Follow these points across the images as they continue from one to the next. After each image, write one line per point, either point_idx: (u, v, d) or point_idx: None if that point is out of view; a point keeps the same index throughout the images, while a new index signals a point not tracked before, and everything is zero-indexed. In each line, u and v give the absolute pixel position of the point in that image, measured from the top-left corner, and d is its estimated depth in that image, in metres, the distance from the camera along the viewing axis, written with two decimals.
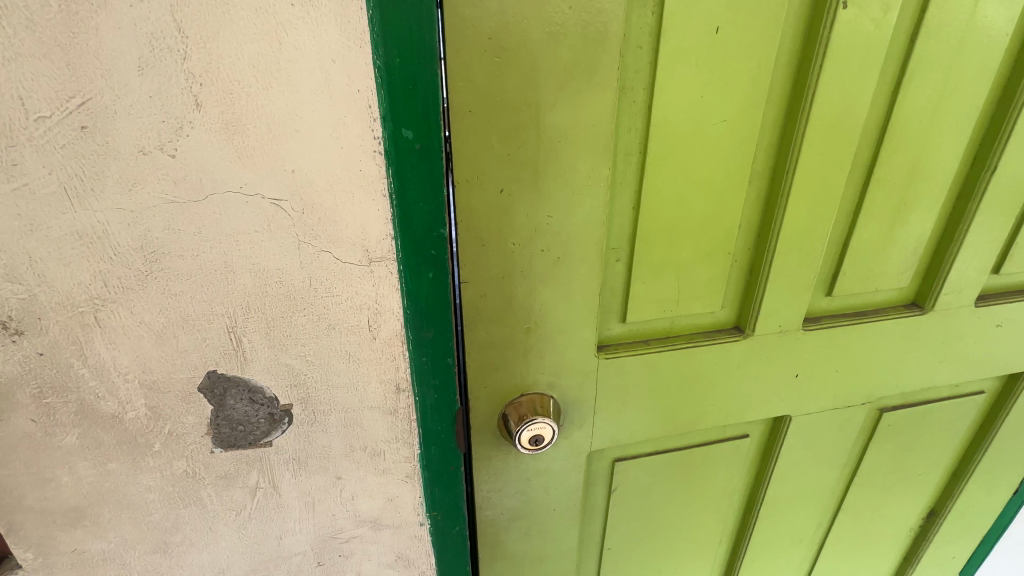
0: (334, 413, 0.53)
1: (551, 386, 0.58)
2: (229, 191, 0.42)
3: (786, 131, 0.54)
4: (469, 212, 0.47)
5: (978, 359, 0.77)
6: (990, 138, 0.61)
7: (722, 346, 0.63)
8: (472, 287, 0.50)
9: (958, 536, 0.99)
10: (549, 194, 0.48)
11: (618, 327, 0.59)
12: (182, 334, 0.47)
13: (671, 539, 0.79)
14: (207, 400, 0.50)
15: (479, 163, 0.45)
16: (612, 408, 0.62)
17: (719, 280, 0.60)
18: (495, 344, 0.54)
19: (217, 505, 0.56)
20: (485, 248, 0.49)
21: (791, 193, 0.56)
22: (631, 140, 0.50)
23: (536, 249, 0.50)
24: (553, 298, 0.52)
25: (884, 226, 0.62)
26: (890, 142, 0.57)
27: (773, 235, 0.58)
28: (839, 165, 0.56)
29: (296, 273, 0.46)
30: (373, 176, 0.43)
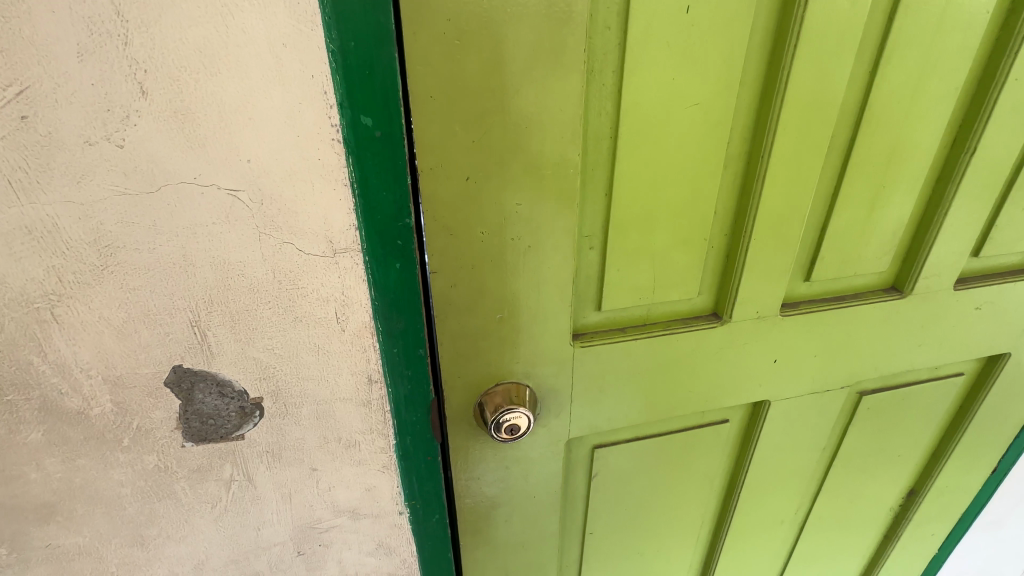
0: (305, 405, 0.53)
1: (527, 375, 0.57)
2: (182, 182, 0.41)
3: (761, 114, 0.53)
4: (434, 202, 0.46)
5: (958, 342, 0.77)
6: (971, 119, 0.60)
7: (700, 332, 0.62)
8: (441, 278, 0.49)
9: (937, 515, 1.01)
10: (517, 182, 0.47)
11: (593, 315, 0.59)
12: (144, 329, 0.46)
13: (654, 522, 0.79)
14: (174, 394, 0.49)
15: (443, 150, 0.44)
16: (589, 396, 0.62)
17: (696, 267, 0.59)
18: (467, 335, 0.53)
19: (192, 498, 0.56)
20: (453, 238, 0.47)
21: (768, 178, 0.55)
22: (601, 125, 0.49)
23: (507, 238, 0.49)
24: (526, 288, 0.52)
25: (862, 210, 0.62)
26: (868, 125, 0.56)
27: (749, 221, 0.57)
28: (816, 149, 0.55)
29: (259, 265, 0.45)
30: (332, 165, 0.42)
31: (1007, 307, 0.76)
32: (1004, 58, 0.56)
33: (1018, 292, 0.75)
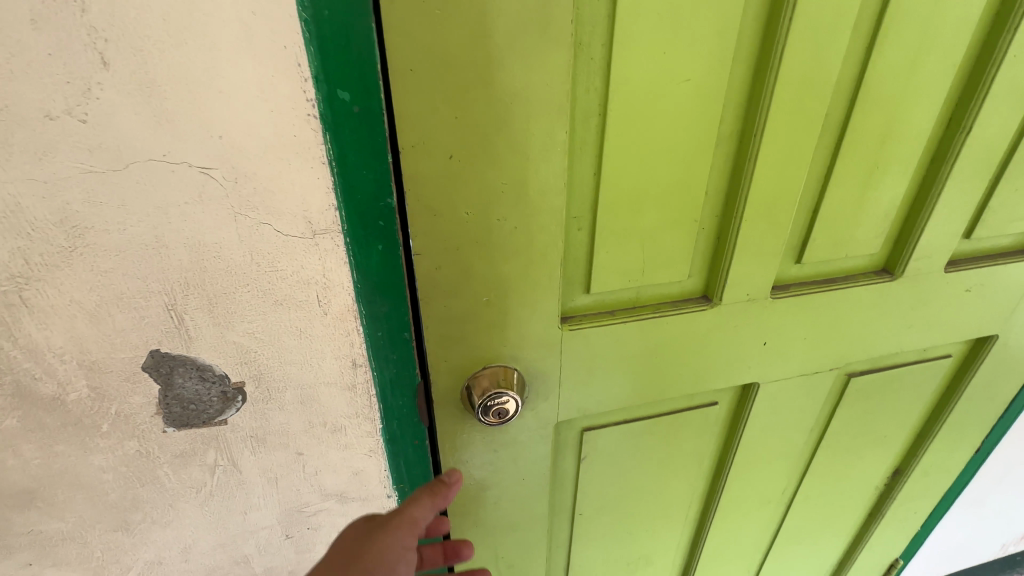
0: (289, 389, 0.52)
1: (516, 357, 0.56)
2: (151, 159, 0.39)
3: (755, 91, 0.52)
4: (416, 180, 0.43)
5: (947, 324, 0.77)
6: (968, 97, 0.59)
7: (690, 315, 0.62)
8: (427, 259, 0.46)
9: (921, 494, 1.03)
10: (504, 161, 0.44)
11: (582, 298, 0.58)
12: (118, 313, 0.44)
13: (643, 503, 0.80)
14: (153, 379, 0.48)
15: (425, 125, 0.41)
16: (578, 380, 0.61)
17: (686, 248, 0.58)
18: (454, 318, 0.50)
19: (176, 483, 0.55)
20: (437, 219, 0.45)
21: (760, 158, 0.54)
22: (589, 101, 0.47)
23: (493, 219, 0.46)
24: (514, 270, 0.49)
25: (856, 191, 0.61)
26: (862, 102, 0.55)
27: (741, 202, 0.56)
28: (810, 127, 0.54)
29: (236, 247, 0.44)
30: (310, 143, 0.41)
31: (997, 289, 0.76)
32: (1004, 34, 0.55)
33: (1007, 274, 0.75)
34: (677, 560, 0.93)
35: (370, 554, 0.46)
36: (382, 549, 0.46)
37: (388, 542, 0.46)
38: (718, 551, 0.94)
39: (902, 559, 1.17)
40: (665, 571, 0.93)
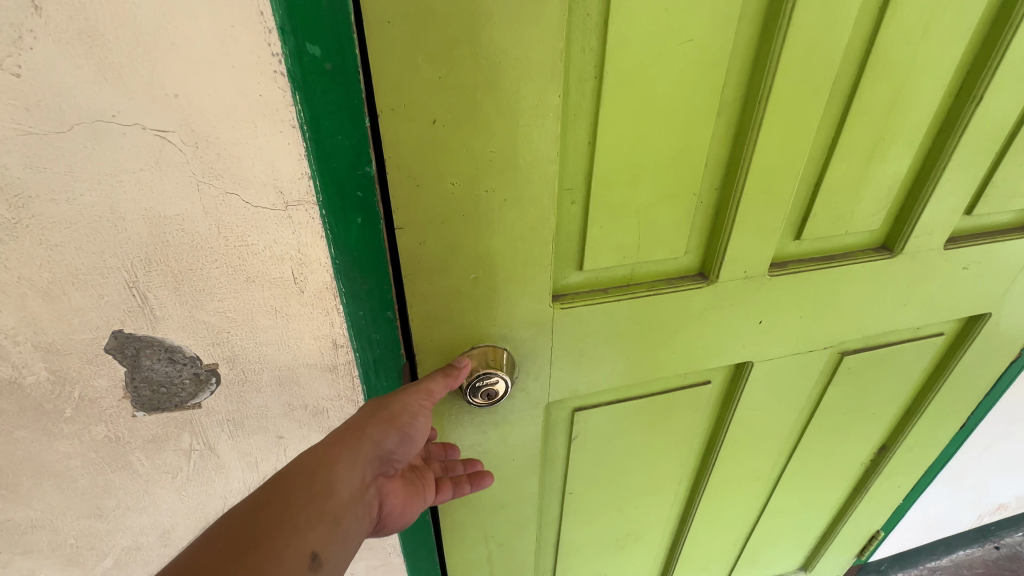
0: (266, 371, 0.49)
1: (505, 338, 0.53)
2: (99, 121, 0.35)
3: (760, 55, 0.48)
4: (396, 147, 0.39)
5: (942, 302, 0.76)
6: (980, 65, 0.56)
7: (685, 293, 0.60)
8: (409, 234, 0.43)
9: (905, 468, 1.04)
10: (492, 126, 0.41)
11: (575, 276, 0.55)
12: (74, 291, 0.41)
13: (633, 481, 0.80)
14: (118, 361, 0.45)
15: (405, 86, 0.37)
16: (569, 360, 0.59)
17: (683, 223, 0.56)
18: (439, 297, 0.48)
19: (150, 468, 0.53)
20: (420, 190, 0.42)
21: (763, 128, 0.51)
22: (584, 63, 0.44)
23: (480, 190, 0.43)
24: (504, 247, 0.47)
25: (860, 164, 0.58)
26: (872, 69, 0.52)
27: (742, 174, 0.53)
28: (816, 95, 0.51)
29: (200, 219, 0.40)
30: (277, 104, 0.37)
31: (994, 266, 0.75)
32: None
33: (1005, 252, 0.73)
34: (666, 535, 0.94)
35: (395, 411, 0.45)
36: (405, 409, 0.45)
37: (407, 405, 0.46)
38: (706, 527, 0.95)
39: (882, 531, 1.20)
40: (654, 547, 0.94)
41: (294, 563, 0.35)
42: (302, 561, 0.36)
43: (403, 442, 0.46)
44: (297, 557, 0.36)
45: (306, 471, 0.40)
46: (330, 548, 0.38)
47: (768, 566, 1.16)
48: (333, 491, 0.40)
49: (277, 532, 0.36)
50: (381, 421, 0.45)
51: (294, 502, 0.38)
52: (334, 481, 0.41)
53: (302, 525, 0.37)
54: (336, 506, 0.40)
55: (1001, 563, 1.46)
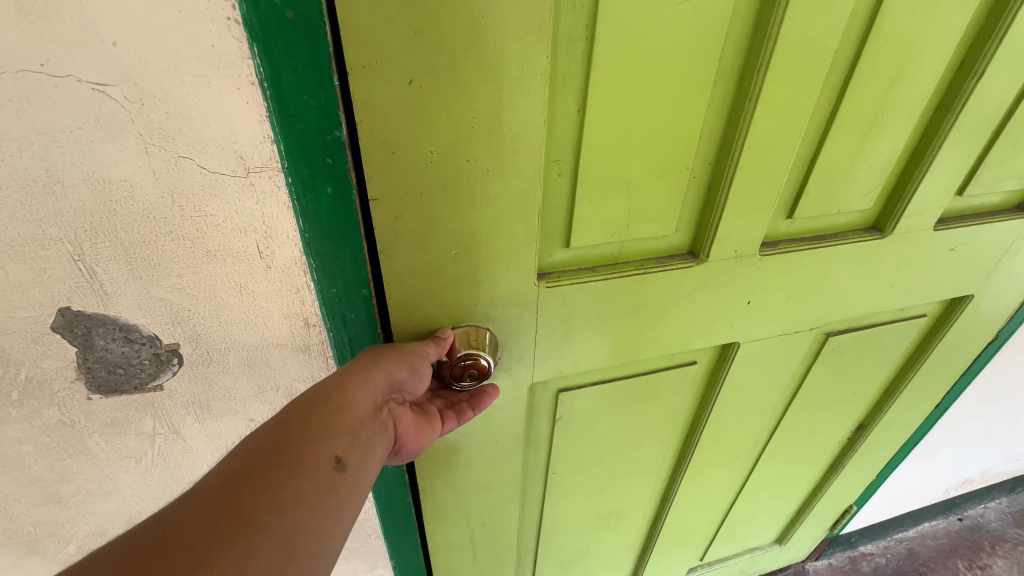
0: (232, 351, 0.46)
1: (487, 318, 0.51)
2: (26, 72, 0.31)
3: (762, 19, 0.45)
4: (368, 109, 0.36)
5: (928, 283, 0.76)
6: (984, 37, 0.54)
7: (675, 272, 0.58)
8: (383, 206, 0.40)
9: (881, 446, 1.07)
10: (475, 88, 0.37)
11: (561, 254, 0.53)
12: (11, 264, 0.37)
13: (617, 461, 0.79)
14: (68, 340, 0.42)
15: (378, 39, 0.34)
16: (554, 340, 0.57)
17: (675, 199, 0.53)
18: (417, 273, 0.45)
19: (110, 453, 0.50)
20: (395, 157, 0.38)
21: (762, 98, 0.48)
22: (575, 22, 0.40)
23: (462, 158, 0.40)
24: (486, 221, 0.44)
25: (856, 140, 0.57)
26: (875, 39, 0.50)
27: (737, 148, 0.51)
28: (818, 65, 0.48)
29: (151, 186, 0.36)
30: (233, 57, 0.33)
31: (980, 248, 0.74)
32: None
33: (992, 233, 0.73)
34: (648, 513, 0.95)
35: (402, 348, 0.45)
36: (413, 349, 0.45)
37: (416, 345, 0.45)
38: (686, 504, 0.96)
39: (855, 505, 1.24)
40: (636, 524, 0.95)
41: (320, 468, 0.34)
42: (328, 466, 0.35)
43: (411, 373, 0.44)
44: (322, 462, 0.35)
45: (319, 393, 0.38)
46: (353, 457, 0.37)
47: (745, 539, 1.19)
48: (352, 409, 0.38)
49: (301, 441, 0.35)
50: (388, 356, 0.43)
51: (317, 414, 0.37)
52: (351, 399, 0.39)
53: (323, 436, 0.36)
54: (354, 423, 0.38)
55: (963, 534, 1.53)
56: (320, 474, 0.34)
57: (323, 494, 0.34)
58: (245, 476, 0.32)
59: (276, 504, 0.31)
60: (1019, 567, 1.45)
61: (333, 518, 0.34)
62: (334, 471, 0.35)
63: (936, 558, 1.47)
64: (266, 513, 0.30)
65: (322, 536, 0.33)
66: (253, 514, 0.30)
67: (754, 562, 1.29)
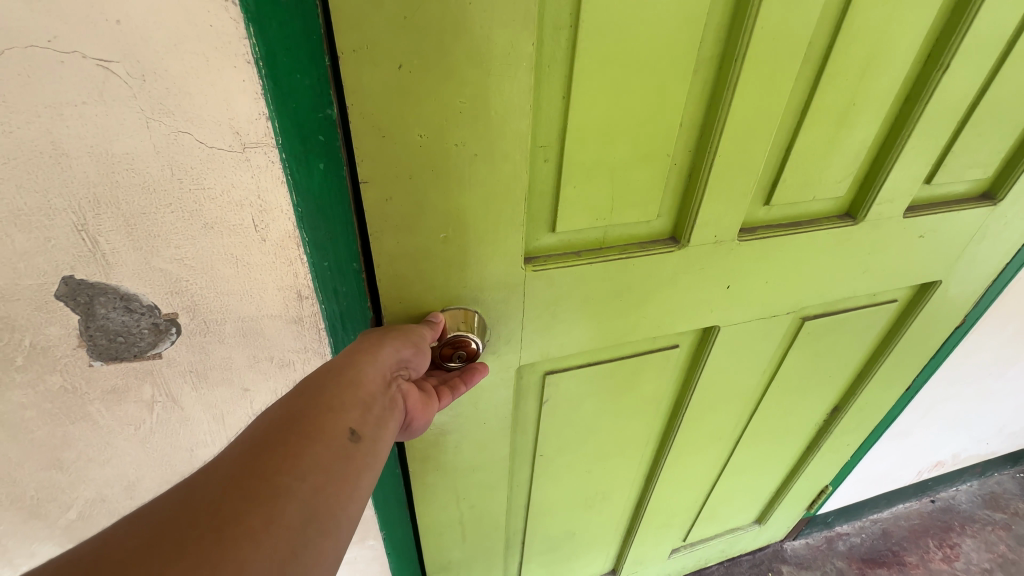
0: (228, 321, 0.49)
1: (475, 301, 0.53)
2: (34, 46, 0.33)
3: (740, 9, 0.48)
4: (359, 93, 0.38)
5: (898, 269, 0.79)
6: (950, 31, 0.57)
7: (657, 256, 0.61)
8: (374, 189, 0.42)
9: (855, 427, 1.11)
10: (463, 74, 0.39)
11: (546, 238, 0.55)
12: (17, 233, 0.39)
13: (602, 441, 0.82)
14: (71, 308, 0.44)
15: (368, 24, 0.36)
16: (540, 322, 0.60)
17: (656, 185, 0.56)
18: (407, 255, 0.47)
19: (111, 420, 0.52)
20: (385, 141, 0.40)
21: (739, 87, 0.51)
22: (560, 10, 0.42)
23: (450, 143, 0.42)
24: (474, 204, 0.46)
25: (829, 130, 0.59)
26: (848, 30, 0.52)
27: (715, 136, 0.54)
28: (792, 55, 0.51)
29: (152, 159, 0.38)
30: (230, 36, 0.35)
31: (947, 235, 0.78)
32: None
33: (959, 220, 0.77)
34: (632, 493, 0.98)
35: (403, 330, 0.47)
36: (414, 331, 0.48)
37: (415, 328, 0.48)
38: (669, 485, 1.00)
39: (830, 486, 1.29)
40: (620, 503, 0.99)
41: (335, 437, 0.35)
42: (344, 436, 0.35)
43: (415, 351, 0.46)
44: (337, 432, 0.35)
45: (329, 370, 0.40)
46: (368, 430, 0.37)
47: (726, 520, 1.24)
48: (363, 382, 0.40)
49: (316, 412, 0.36)
50: (392, 336, 0.46)
51: (329, 388, 0.38)
52: (361, 374, 0.40)
53: (337, 407, 0.37)
54: (366, 395, 0.39)
55: (935, 515, 1.59)
56: (337, 443, 0.35)
57: (341, 463, 0.34)
58: (263, 446, 0.33)
59: (296, 470, 0.32)
60: (986, 546, 1.52)
61: (353, 486, 0.34)
62: (350, 441, 0.36)
63: (909, 537, 1.53)
64: (287, 478, 0.31)
65: (342, 504, 0.33)
66: (275, 480, 0.31)
67: (734, 541, 1.34)
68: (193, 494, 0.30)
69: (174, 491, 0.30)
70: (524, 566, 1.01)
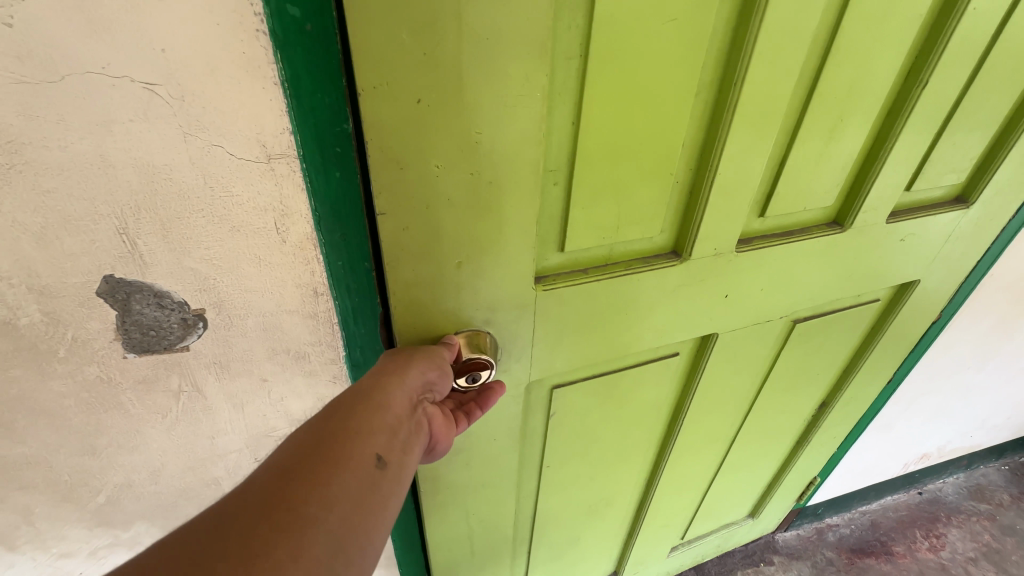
0: (250, 317, 0.53)
1: (487, 322, 0.57)
2: (90, 72, 0.37)
3: (739, 34, 0.51)
4: (378, 126, 0.41)
5: (879, 271, 0.84)
6: (929, 47, 0.61)
7: (660, 270, 0.65)
8: (391, 220, 0.46)
9: (840, 420, 1.16)
10: (475, 107, 0.43)
11: (555, 258, 0.59)
12: (66, 237, 0.44)
13: (605, 443, 0.86)
14: (110, 304, 0.48)
15: (387, 63, 0.39)
16: (549, 337, 0.63)
17: (659, 203, 0.59)
18: (421, 282, 0.51)
19: (141, 409, 0.56)
20: (403, 172, 0.44)
21: (738, 108, 0.55)
22: (570, 41, 0.45)
23: (464, 172, 0.46)
24: (487, 229, 0.50)
25: (818, 145, 0.64)
26: (835, 54, 0.56)
27: (715, 156, 0.58)
28: (785, 79, 0.55)
29: (188, 169, 0.43)
30: (259, 60, 0.40)
31: (925, 238, 0.83)
32: None
33: (935, 224, 0.82)
34: (635, 493, 1.02)
35: (427, 352, 0.50)
36: (437, 353, 0.51)
37: (437, 351, 0.51)
38: (669, 483, 1.04)
39: (818, 477, 1.34)
40: (624, 503, 1.02)
41: (364, 463, 0.37)
42: (371, 462, 0.37)
43: (439, 373, 0.50)
44: (366, 458, 0.37)
45: (359, 393, 0.42)
46: (392, 456, 0.39)
47: (721, 515, 1.28)
48: (389, 406, 0.42)
49: (345, 437, 0.38)
50: (417, 358, 0.48)
51: (358, 412, 0.40)
52: (388, 398, 0.42)
53: (365, 432, 0.38)
54: (393, 419, 0.41)
55: (922, 506, 1.64)
56: (365, 469, 0.36)
57: (368, 489, 0.36)
58: (293, 473, 0.34)
59: (325, 499, 0.33)
60: (971, 535, 1.56)
61: (376, 513, 0.36)
62: (377, 466, 0.37)
63: (896, 528, 1.58)
64: (315, 508, 0.32)
65: (365, 532, 0.34)
66: (303, 509, 0.32)
67: (729, 536, 1.38)
68: (222, 522, 0.30)
69: (202, 520, 0.31)
70: (530, 570, 1.04)
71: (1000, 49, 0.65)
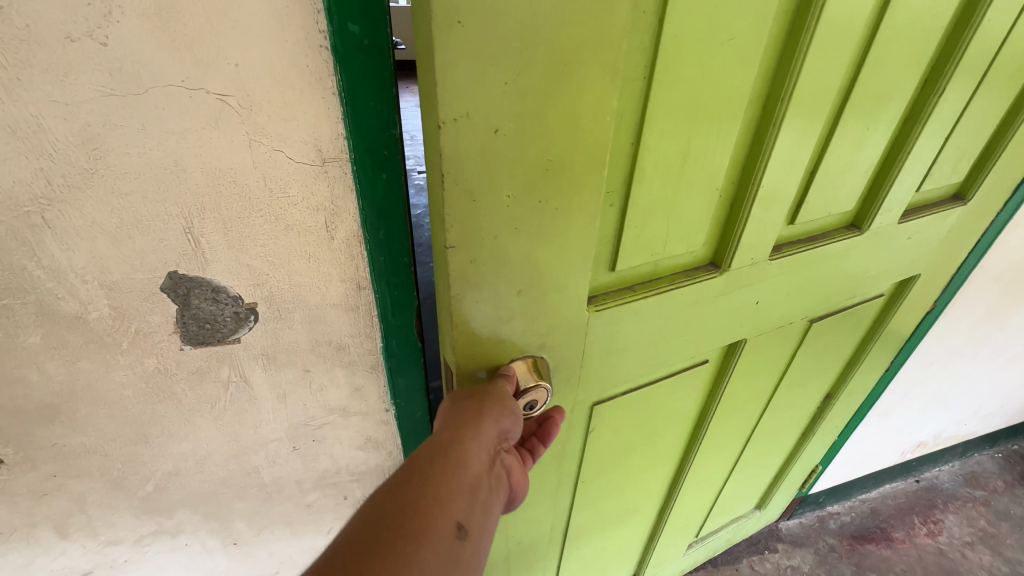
0: (298, 310, 0.57)
1: (541, 347, 0.60)
2: (170, 85, 0.41)
3: (788, 52, 0.54)
4: (454, 157, 0.42)
5: (884, 268, 0.89)
6: (946, 59, 0.66)
7: (702, 283, 0.68)
8: (461, 252, 0.48)
9: (842, 410, 1.21)
10: (547, 137, 0.45)
11: (605, 276, 0.61)
12: (137, 236, 0.47)
13: (639, 447, 0.88)
14: (170, 298, 0.52)
15: (472, 99, 0.40)
16: (599, 354, 0.66)
17: (701, 219, 0.62)
18: (485, 310, 0.53)
19: (193, 399, 0.60)
20: (475, 204, 0.45)
21: (784, 122, 0.57)
22: (633, 70, 0.47)
23: (533, 199, 0.48)
24: (549, 253, 0.52)
25: (845, 154, 0.67)
26: (866, 68, 0.60)
27: (759, 170, 0.61)
28: (823, 93, 0.58)
29: (251, 172, 0.47)
30: (320, 73, 0.44)
31: (927, 235, 0.88)
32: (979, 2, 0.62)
33: (935, 222, 0.87)
34: (659, 492, 1.05)
35: (497, 396, 0.51)
36: (507, 398, 0.52)
37: (506, 395, 0.52)
38: (690, 481, 1.07)
39: (819, 466, 1.38)
40: (649, 502, 1.05)
41: (449, 525, 0.38)
42: (456, 524, 0.38)
43: (512, 418, 0.51)
44: (451, 519, 0.38)
45: (438, 448, 0.43)
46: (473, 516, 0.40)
47: (731, 508, 1.31)
48: (468, 461, 0.43)
49: (431, 497, 0.39)
50: (489, 406, 0.50)
51: (440, 468, 0.41)
52: (466, 452, 0.44)
53: (449, 491, 0.40)
54: (472, 476, 0.43)
55: (920, 493, 1.69)
56: (451, 531, 0.37)
57: (453, 551, 0.37)
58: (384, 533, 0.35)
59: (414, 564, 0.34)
60: (968, 520, 1.61)
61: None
62: (461, 528, 0.38)
63: (895, 515, 1.63)
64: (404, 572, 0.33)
65: None
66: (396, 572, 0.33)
67: (737, 528, 1.41)
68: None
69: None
70: None
71: (1001, 59, 0.70)
